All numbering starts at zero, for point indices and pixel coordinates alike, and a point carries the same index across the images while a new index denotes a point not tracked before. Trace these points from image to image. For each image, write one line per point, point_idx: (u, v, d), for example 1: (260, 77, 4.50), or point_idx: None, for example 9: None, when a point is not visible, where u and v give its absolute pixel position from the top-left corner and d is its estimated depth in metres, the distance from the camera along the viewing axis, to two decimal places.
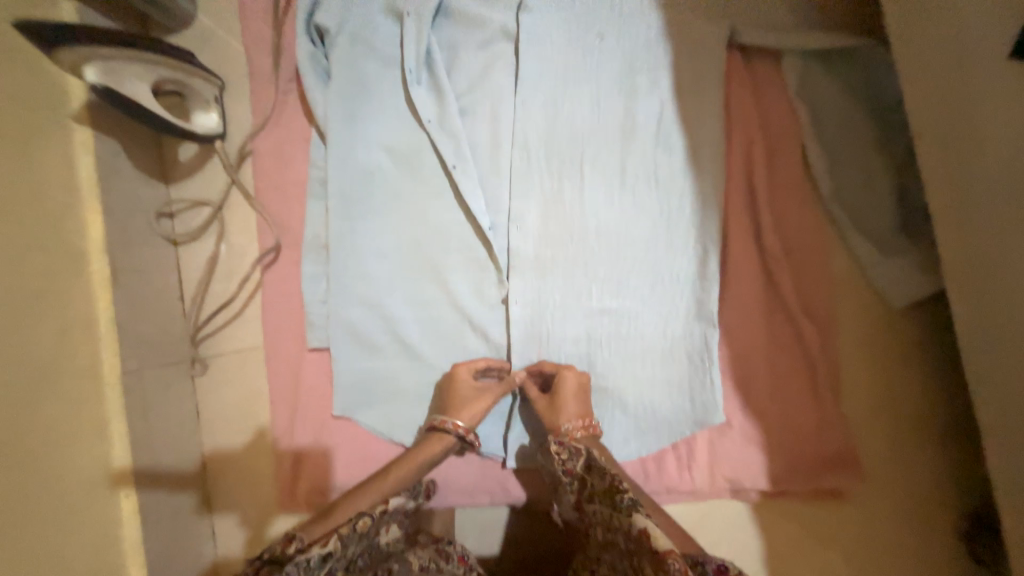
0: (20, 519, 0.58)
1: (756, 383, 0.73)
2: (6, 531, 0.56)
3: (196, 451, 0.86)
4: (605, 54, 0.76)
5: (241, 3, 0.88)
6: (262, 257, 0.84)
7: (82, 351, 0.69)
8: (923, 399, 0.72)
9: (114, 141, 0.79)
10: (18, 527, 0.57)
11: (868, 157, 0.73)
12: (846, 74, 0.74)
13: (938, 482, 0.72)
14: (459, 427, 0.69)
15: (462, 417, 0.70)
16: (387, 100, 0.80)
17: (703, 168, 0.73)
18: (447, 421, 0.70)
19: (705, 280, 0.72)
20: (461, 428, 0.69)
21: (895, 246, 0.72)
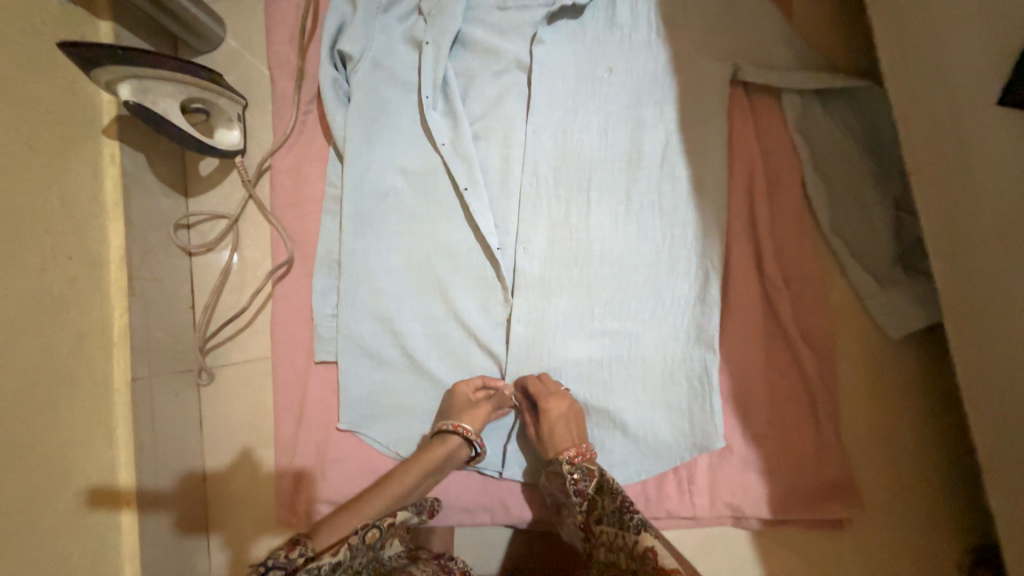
0: (25, 520, 0.59)
1: (756, 409, 0.74)
2: (8, 532, 0.56)
3: (198, 460, 0.87)
4: (613, 87, 0.80)
5: (269, 28, 0.93)
6: (275, 270, 0.86)
7: (95, 356, 0.72)
8: (922, 430, 0.73)
9: (140, 153, 0.83)
10: (20, 528, 0.58)
11: (867, 192, 0.76)
12: (844, 112, 0.77)
13: (939, 515, 0.72)
14: (465, 427, 0.71)
15: (467, 421, 0.72)
16: (403, 124, 0.84)
17: (707, 197, 0.75)
18: (455, 424, 0.71)
19: (707, 304, 0.74)
20: (464, 429, 0.71)
21: (892, 278, 0.74)
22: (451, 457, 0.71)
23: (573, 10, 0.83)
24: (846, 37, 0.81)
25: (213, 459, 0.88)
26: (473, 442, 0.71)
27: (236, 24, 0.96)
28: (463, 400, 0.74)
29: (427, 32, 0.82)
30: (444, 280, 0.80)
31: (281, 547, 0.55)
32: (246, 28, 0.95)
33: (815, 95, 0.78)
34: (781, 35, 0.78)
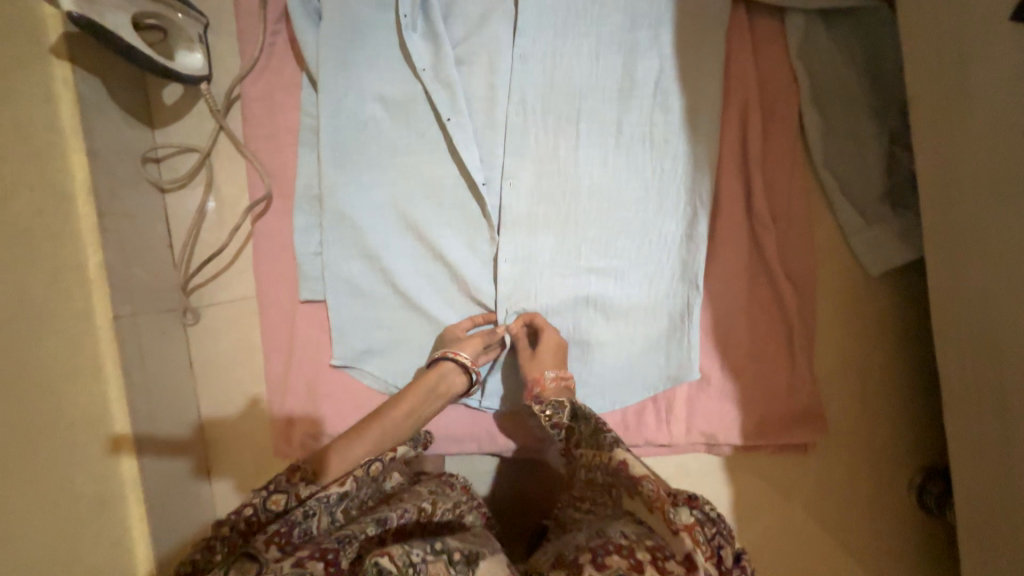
0: (35, 446, 0.60)
1: (736, 343, 0.76)
2: (20, 457, 0.58)
3: (191, 397, 0.88)
4: (606, 5, 0.74)
5: None
6: (254, 206, 0.83)
7: (74, 294, 0.70)
8: (892, 363, 0.76)
9: (95, 78, 0.76)
10: (31, 454, 0.59)
11: (864, 124, 0.73)
12: (848, 36, 0.73)
13: (897, 440, 0.77)
14: (462, 355, 0.72)
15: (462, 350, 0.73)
16: (381, 47, 0.78)
17: (700, 129, 0.73)
18: (446, 351, 0.73)
19: (693, 241, 0.74)
20: (463, 356, 0.72)
21: (879, 215, 0.74)
22: (449, 385, 0.72)
23: None
24: None
25: (207, 397, 0.90)
26: (470, 371, 0.73)
27: None
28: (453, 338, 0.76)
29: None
30: (428, 217, 0.78)
31: (282, 474, 0.57)
32: None
33: (820, 17, 0.73)
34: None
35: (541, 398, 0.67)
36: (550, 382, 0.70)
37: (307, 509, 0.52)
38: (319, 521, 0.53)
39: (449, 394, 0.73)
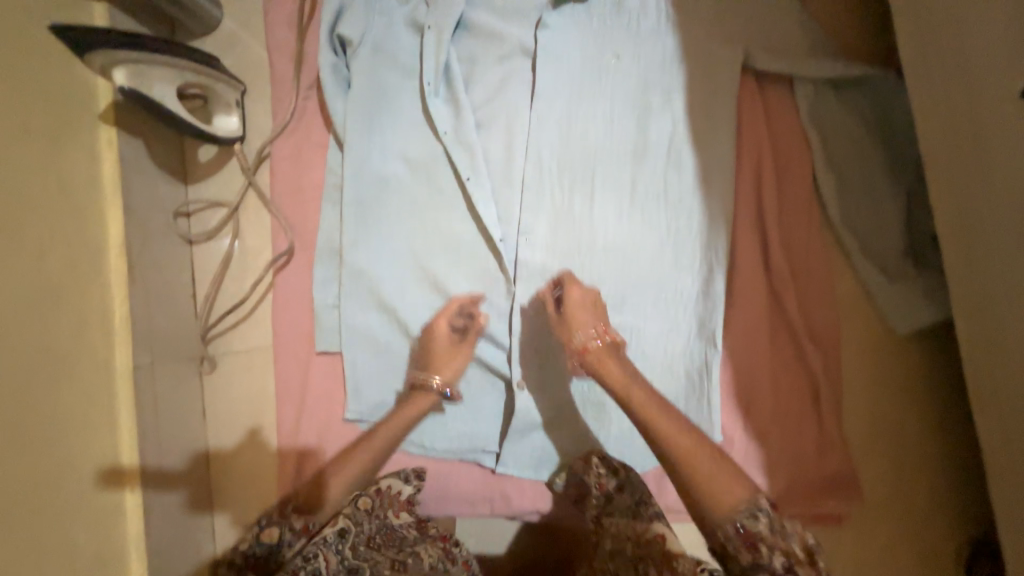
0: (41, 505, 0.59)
1: (759, 403, 0.73)
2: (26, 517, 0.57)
3: (201, 446, 0.87)
4: (620, 72, 0.77)
5: (267, 11, 0.90)
6: (276, 259, 0.85)
7: (97, 343, 0.71)
8: (926, 426, 0.72)
9: (138, 139, 0.81)
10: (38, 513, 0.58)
11: (881, 184, 0.73)
12: (858, 100, 0.75)
13: (940, 511, 0.72)
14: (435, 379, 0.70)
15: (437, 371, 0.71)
16: (405, 110, 0.82)
17: (713, 188, 0.74)
18: (426, 376, 0.71)
19: (710, 298, 0.73)
20: (462, 321, 0.74)
21: (901, 273, 0.72)
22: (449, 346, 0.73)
23: None
24: None
25: (219, 446, 0.89)
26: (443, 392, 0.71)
27: (233, 5, 0.93)
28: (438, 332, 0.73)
29: (430, 17, 0.80)
30: (445, 272, 0.79)
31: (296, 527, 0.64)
32: (243, 11, 0.93)
33: (829, 83, 0.75)
34: (793, 19, 0.75)
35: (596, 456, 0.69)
36: (578, 347, 0.63)
37: (307, 553, 0.58)
38: (327, 562, 0.58)
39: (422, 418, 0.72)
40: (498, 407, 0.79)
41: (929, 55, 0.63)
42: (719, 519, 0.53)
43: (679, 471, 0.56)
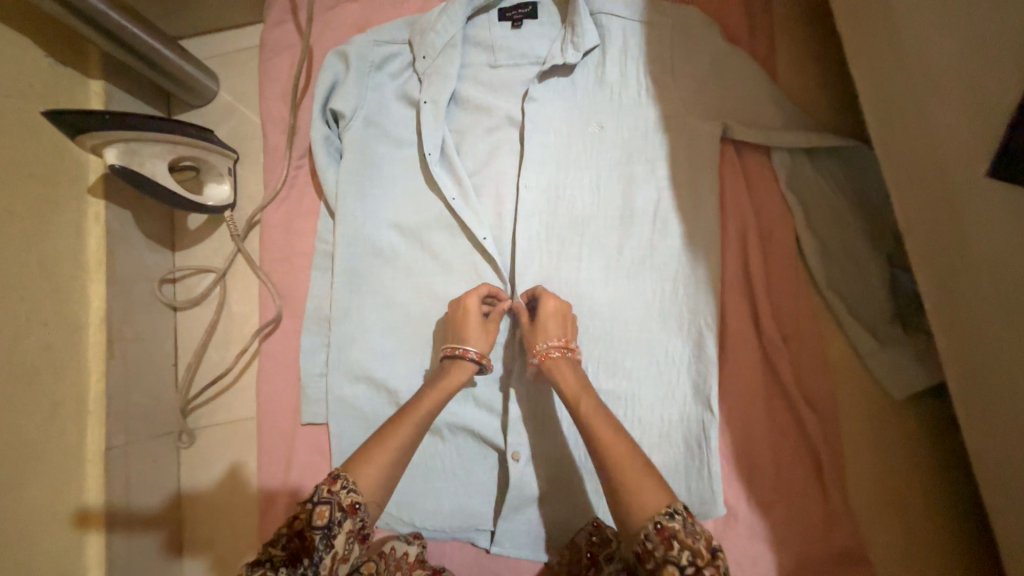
0: None
1: (760, 472, 0.71)
2: None
3: (176, 529, 0.82)
4: (605, 143, 0.80)
5: (262, 85, 0.93)
6: (262, 327, 0.83)
7: (67, 426, 0.69)
8: (935, 496, 0.69)
9: (127, 211, 0.82)
10: None
11: (862, 247, 0.75)
12: (833, 168, 0.78)
13: None
14: (471, 350, 0.66)
15: (473, 344, 0.67)
16: (397, 179, 0.83)
17: (700, 252, 0.75)
18: (455, 346, 0.67)
19: (704, 363, 0.72)
20: (472, 353, 0.66)
21: (890, 334, 0.73)
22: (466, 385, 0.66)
23: (564, 68, 0.83)
24: (829, 96, 0.83)
25: (191, 529, 0.82)
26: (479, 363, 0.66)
27: (230, 79, 0.97)
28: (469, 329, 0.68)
29: (423, 92, 0.83)
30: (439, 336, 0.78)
31: None
32: (240, 84, 0.96)
33: (805, 152, 0.79)
34: (767, 93, 0.79)
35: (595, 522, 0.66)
36: (537, 358, 0.65)
37: None
38: None
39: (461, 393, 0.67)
40: (492, 482, 0.75)
41: (893, 130, 0.67)
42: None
43: (692, 537, 0.48)
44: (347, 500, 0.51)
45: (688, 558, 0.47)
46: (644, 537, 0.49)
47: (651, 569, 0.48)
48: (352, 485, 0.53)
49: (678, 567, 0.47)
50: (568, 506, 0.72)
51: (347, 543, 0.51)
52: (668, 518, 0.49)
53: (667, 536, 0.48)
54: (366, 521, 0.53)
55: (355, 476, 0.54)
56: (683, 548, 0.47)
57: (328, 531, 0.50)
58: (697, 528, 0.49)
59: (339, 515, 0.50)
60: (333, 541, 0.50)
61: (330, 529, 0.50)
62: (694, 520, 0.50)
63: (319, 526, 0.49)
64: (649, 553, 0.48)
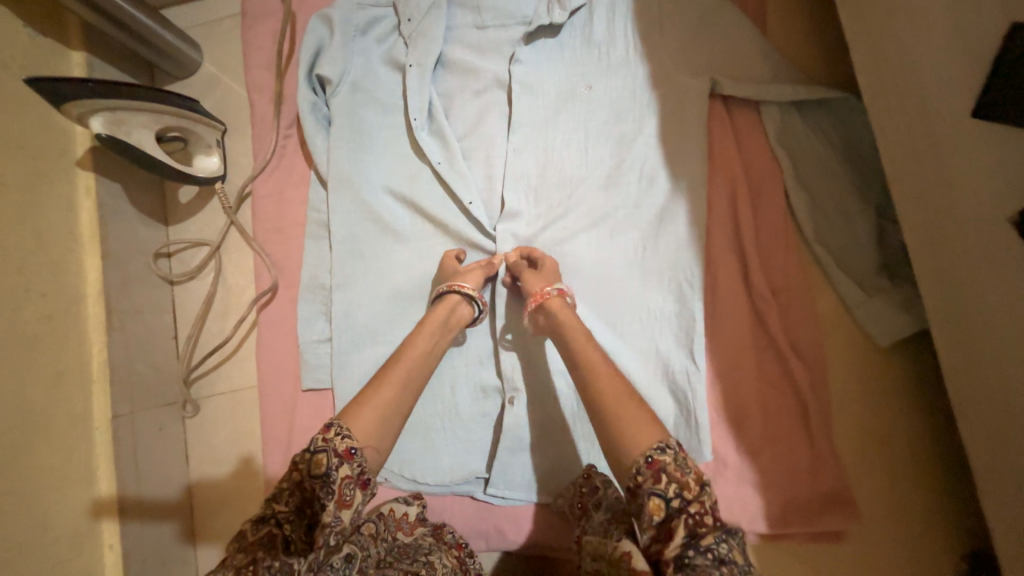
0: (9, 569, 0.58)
1: (750, 420, 0.72)
2: None
3: (185, 495, 0.84)
4: (594, 102, 0.80)
5: (246, 54, 0.92)
6: (259, 297, 0.84)
7: (73, 395, 0.71)
8: (915, 437, 0.71)
9: (117, 184, 0.82)
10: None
11: (848, 200, 0.75)
12: (822, 122, 0.78)
13: (943, 527, 0.69)
14: (466, 286, 0.71)
15: (464, 281, 0.72)
16: (386, 145, 0.83)
17: (688, 209, 0.75)
18: (451, 284, 0.72)
19: (690, 317, 0.73)
20: (466, 287, 0.71)
21: (877, 285, 0.73)
22: (453, 319, 0.70)
23: (551, 28, 0.83)
24: (820, 50, 0.82)
25: (202, 493, 0.85)
26: (476, 301, 0.71)
27: (214, 49, 0.95)
28: (452, 272, 0.74)
29: (409, 56, 0.82)
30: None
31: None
32: (224, 54, 0.95)
33: (794, 107, 0.78)
34: (756, 47, 0.78)
35: (587, 471, 0.68)
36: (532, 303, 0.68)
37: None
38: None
39: (459, 327, 0.72)
40: (487, 439, 0.78)
41: (879, 77, 0.66)
42: (691, 531, 0.48)
43: (682, 471, 0.50)
44: (342, 446, 0.53)
45: (675, 491, 0.49)
46: (635, 471, 0.50)
47: (637, 498, 0.50)
48: (345, 432, 0.54)
49: (664, 499, 0.49)
50: (565, 459, 0.75)
51: (347, 489, 0.52)
52: (660, 453, 0.51)
53: (658, 470, 0.50)
54: (364, 467, 0.53)
55: (349, 424, 0.55)
56: (671, 482, 0.49)
57: (328, 478, 0.51)
58: (689, 462, 0.51)
59: (336, 462, 0.52)
60: (333, 488, 0.50)
61: (329, 477, 0.51)
62: (686, 454, 0.52)
63: (318, 475, 0.51)
64: (638, 486, 0.50)
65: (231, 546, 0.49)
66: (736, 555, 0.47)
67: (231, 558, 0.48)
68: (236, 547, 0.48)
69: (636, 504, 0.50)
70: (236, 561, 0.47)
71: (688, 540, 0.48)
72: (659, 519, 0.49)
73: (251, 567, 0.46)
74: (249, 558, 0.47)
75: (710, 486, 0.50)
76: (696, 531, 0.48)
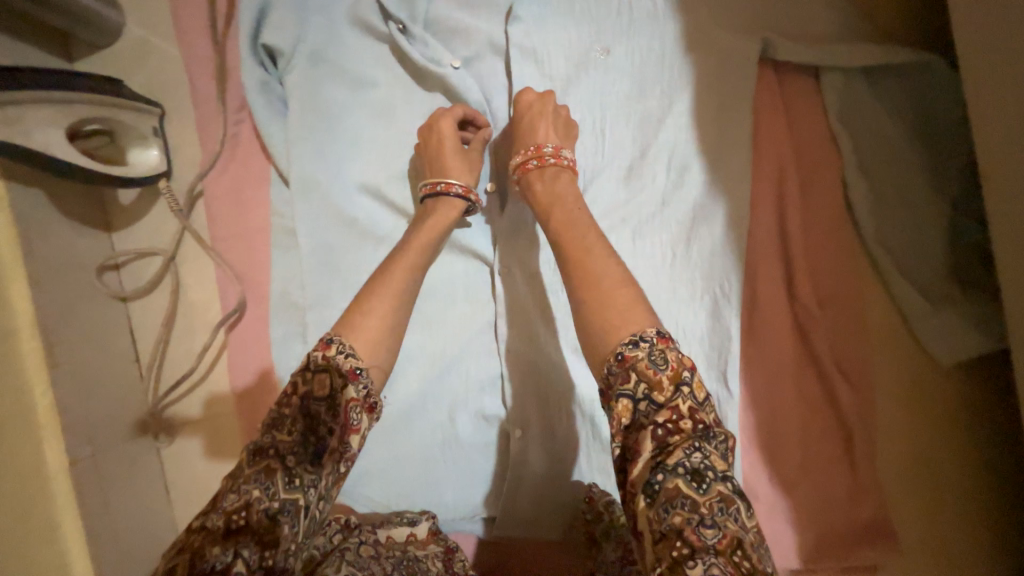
0: None
1: (787, 448, 0.64)
2: None
3: (169, 531, 0.78)
4: (611, 72, 0.65)
5: (177, 15, 0.75)
6: (225, 317, 0.73)
7: (17, 445, 0.59)
8: (967, 460, 0.63)
9: (38, 189, 0.67)
10: None
11: (918, 193, 0.62)
12: (895, 91, 0.63)
13: (991, 559, 0.62)
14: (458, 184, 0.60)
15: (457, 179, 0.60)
16: (357, 131, 0.69)
17: (726, 206, 0.63)
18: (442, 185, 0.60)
19: (724, 337, 0.63)
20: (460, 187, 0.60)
21: (943, 294, 0.63)
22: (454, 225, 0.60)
23: None
24: None
25: None
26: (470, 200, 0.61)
27: None
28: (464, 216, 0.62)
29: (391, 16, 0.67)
30: (435, 311, 0.69)
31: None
32: (152, 11, 0.76)
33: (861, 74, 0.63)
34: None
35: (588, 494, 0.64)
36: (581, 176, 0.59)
37: None
38: None
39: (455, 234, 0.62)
40: (492, 470, 0.70)
41: (964, 41, 0.53)
42: (660, 444, 0.41)
43: (655, 368, 0.42)
44: (346, 364, 0.47)
45: (644, 392, 0.42)
46: (607, 372, 0.44)
47: (608, 402, 0.44)
48: (349, 350, 0.48)
49: (633, 400, 0.42)
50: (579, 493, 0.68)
51: (353, 413, 0.47)
52: (632, 348, 0.43)
53: (629, 368, 0.43)
54: (371, 388, 0.48)
55: (351, 341, 0.48)
56: (642, 380, 0.42)
57: (332, 399, 0.46)
58: (666, 357, 0.43)
59: (339, 382, 0.46)
60: (337, 410, 0.46)
61: (333, 398, 0.46)
62: (665, 346, 0.44)
63: (322, 397, 0.46)
64: (610, 390, 0.44)
65: (226, 483, 0.44)
66: (716, 463, 0.40)
67: (227, 495, 0.43)
68: (232, 484, 0.44)
69: (606, 408, 0.44)
70: (230, 502, 0.42)
71: (657, 454, 0.40)
72: (626, 424, 0.42)
73: (247, 508, 0.42)
74: (243, 499, 0.42)
75: (691, 385, 0.42)
76: (664, 442, 0.41)
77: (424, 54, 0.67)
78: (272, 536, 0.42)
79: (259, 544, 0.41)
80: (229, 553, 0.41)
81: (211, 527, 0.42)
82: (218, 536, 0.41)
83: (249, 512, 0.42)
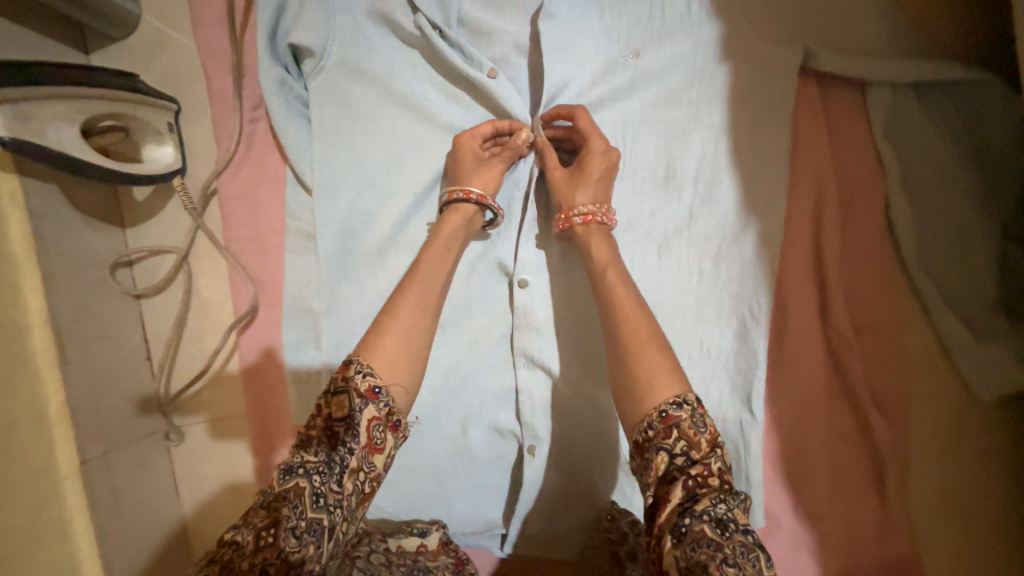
0: None
1: (813, 478, 0.62)
2: None
3: (179, 530, 0.77)
4: (641, 78, 0.62)
5: (193, 8, 0.72)
6: (237, 320, 0.72)
7: (31, 445, 0.59)
8: (1005, 497, 0.60)
9: (53, 186, 0.66)
10: None
11: (967, 216, 0.59)
12: (943, 110, 0.60)
13: None
14: (474, 192, 0.60)
15: (476, 186, 0.60)
16: (376, 134, 0.66)
17: (759, 224, 0.60)
18: (453, 192, 0.60)
19: (750, 359, 0.60)
20: (475, 193, 0.60)
21: (987, 324, 0.60)
22: (465, 229, 0.60)
23: None
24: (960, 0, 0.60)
25: (198, 529, 0.78)
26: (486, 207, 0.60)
27: None
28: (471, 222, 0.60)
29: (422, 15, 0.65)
30: (454, 320, 0.67)
31: None
32: (168, 3, 0.74)
33: (910, 90, 0.60)
34: (854, 8, 0.59)
35: (610, 513, 0.60)
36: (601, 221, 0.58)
37: None
38: None
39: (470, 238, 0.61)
40: (504, 485, 0.69)
41: None
42: (689, 493, 0.41)
43: (696, 429, 0.44)
44: (364, 385, 0.47)
45: (682, 448, 0.43)
46: (647, 426, 0.45)
47: (644, 454, 0.45)
48: (367, 370, 0.48)
49: (670, 455, 0.43)
50: (590, 512, 0.67)
51: (376, 431, 0.47)
52: (674, 408, 0.44)
53: (671, 425, 0.44)
54: (391, 407, 0.48)
55: (369, 360, 0.49)
56: (682, 438, 0.43)
57: (352, 419, 0.46)
58: (706, 420, 0.44)
59: (360, 403, 0.46)
60: (359, 430, 0.46)
61: (352, 419, 0.46)
62: (704, 411, 0.45)
63: (341, 418, 0.46)
64: (647, 441, 0.45)
65: (257, 501, 0.44)
66: (738, 517, 0.41)
67: (256, 513, 0.43)
68: (263, 501, 0.44)
69: (642, 460, 0.45)
70: (258, 518, 0.42)
71: (686, 502, 0.41)
72: (660, 474, 0.43)
73: (273, 527, 0.41)
74: (271, 517, 0.41)
75: (723, 449, 0.44)
76: (694, 493, 0.42)
77: (454, 54, 0.64)
78: (297, 556, 0.41)
79: (282, 564, 0.40)
80: (256, 571, 0.40)
81: (241, 542, 0.41)
82: (246, 553, 0.40)
83: (276, 531, 0.41)
